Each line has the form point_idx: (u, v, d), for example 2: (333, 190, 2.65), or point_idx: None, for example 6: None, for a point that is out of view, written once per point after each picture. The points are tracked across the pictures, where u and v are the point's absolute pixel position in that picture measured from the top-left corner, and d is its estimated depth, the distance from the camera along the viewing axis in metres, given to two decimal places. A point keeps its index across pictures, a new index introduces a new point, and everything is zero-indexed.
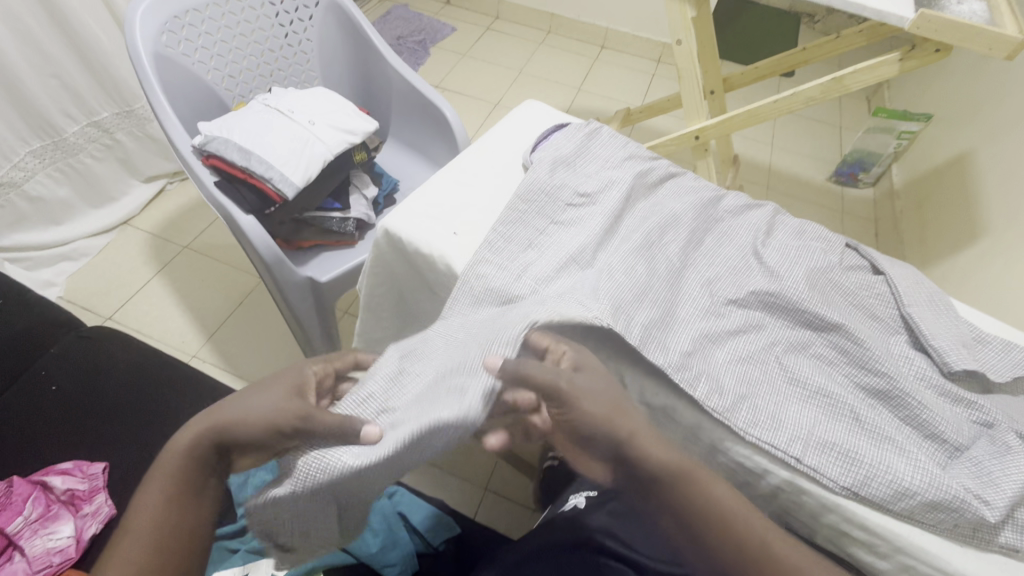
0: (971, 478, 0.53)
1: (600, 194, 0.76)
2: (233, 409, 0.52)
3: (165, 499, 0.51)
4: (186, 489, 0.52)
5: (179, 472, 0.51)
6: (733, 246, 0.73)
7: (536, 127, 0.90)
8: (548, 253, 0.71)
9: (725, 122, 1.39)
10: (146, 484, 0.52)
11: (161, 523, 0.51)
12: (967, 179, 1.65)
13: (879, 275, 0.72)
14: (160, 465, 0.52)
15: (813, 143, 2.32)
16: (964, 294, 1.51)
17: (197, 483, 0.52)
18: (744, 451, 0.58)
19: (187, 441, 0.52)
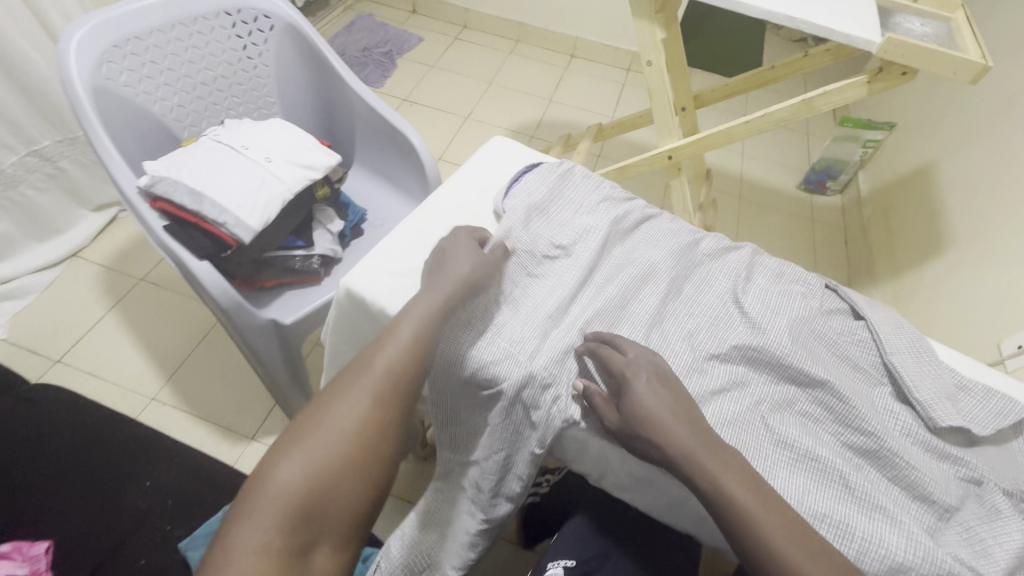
0: (964, 546, 0.52)
1: (577, 242, 0.73)
2: (459, 259, 0.67)
3: (420, 334, 0.62)
4: (431, 334, 0.62)
5: (438, 316, 0.63)
6: (713, 293, 0.71)
7: (505, 166, 0.86)
8: (524, 312, 0.67)
9: (698, 143, 1.38)
10: (406, 317, 0.62)
11: (409, 352, 0.61)
12: (933, 188, 1.68)
13: (860, 318, 0.71)
14: (424, 303, 0.63)
15: (783, 151, 2.34)
16: (931, 303, 1.52)
17: (440, 334, 0.63)
18: None
19: (447, 286, 0.65)
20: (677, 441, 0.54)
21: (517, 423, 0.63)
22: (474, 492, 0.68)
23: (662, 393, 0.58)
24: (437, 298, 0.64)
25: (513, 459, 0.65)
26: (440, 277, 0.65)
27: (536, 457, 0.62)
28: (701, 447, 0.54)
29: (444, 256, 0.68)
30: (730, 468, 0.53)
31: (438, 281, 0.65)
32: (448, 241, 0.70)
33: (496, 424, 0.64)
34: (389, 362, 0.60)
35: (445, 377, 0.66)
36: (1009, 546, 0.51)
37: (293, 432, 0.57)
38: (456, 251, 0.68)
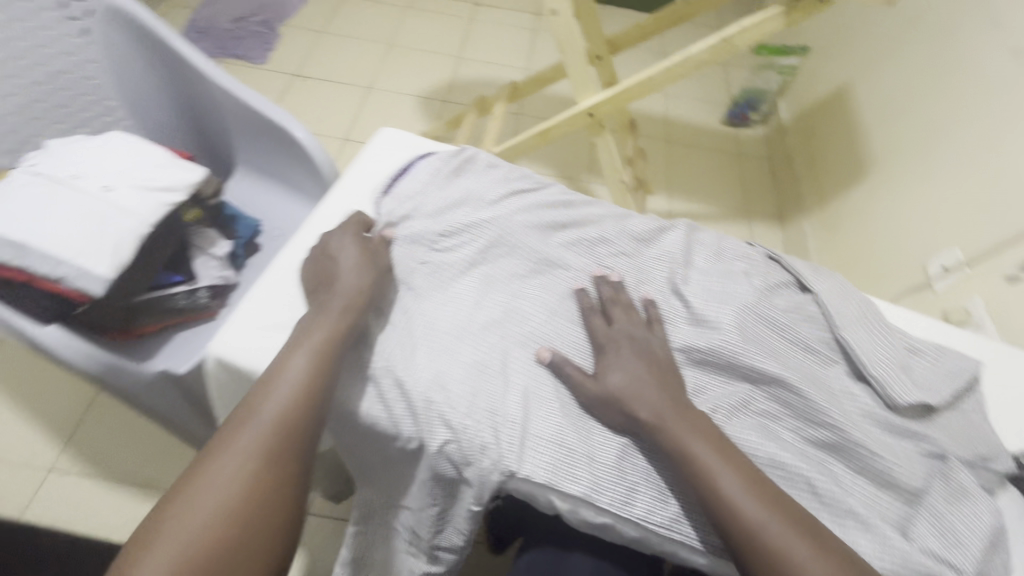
0: (936, 536, 0.49)
1: (459, 234, 0.64)
2: (334, 268, 0.58)
3: (312, 371, 0.51)
4: (324, 363, 0.52)
5: (330, 347, 0.53)
6: (649, 289, 0.63)
7: (390, 168, 0.72)
8: (457, 326, 0.58)
9: (616, 97, 1.28)
10: (291, 354, 0.52)
11: (300, 391, 0.50)
12: (849, 110, 1.68)
13: (807, 292, 0.65)
14: (311, 336, 0.53)
15: (705, 86, 2.27)
16: (860, 225, 1.54)
17: (337, 362, 0.53)
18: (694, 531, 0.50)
19: (339, 305, 0.56)
20: (649, 417, 0.51)
21: (449, 480, 0.53)
22: (409, 536, 0.59)
23: (638, 411, 0.51)
24: (325, 331, 0.54)
25: (451, 512, 0.56)
26: (310, 322, 0.54)
27: (476, 514, 0.53)
28: (679, 421, 0.50)
29: (322, 272, 0.59)
30: (700, 432, 0.50)
31: (328, 304, 0.56)
32: (329, 248, 0.60)
33: (425, 479, 0.54)
34: (276, 408, 0.49)
35: (357, 433, 0.56)
36: (969, 527, 0.49)
37: (153, 517, 0.43)
38: (332, 264, 0.59)
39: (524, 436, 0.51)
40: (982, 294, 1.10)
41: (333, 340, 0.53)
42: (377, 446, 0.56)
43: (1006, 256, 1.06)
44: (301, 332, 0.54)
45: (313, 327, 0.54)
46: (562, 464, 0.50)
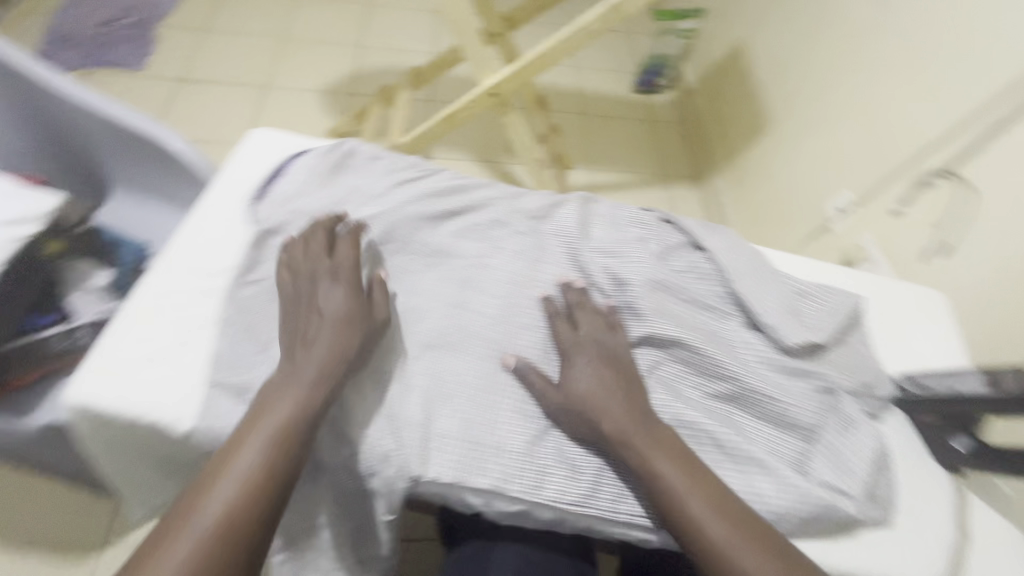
0: (830, 467, 0.52)
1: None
2: (314, 325, 0.50)
3: (268, 461, 0.43)
4: (286, 449, 0.44)
5: (290, 430, 0.44)
6: (549, 267, 0.62)
7: (261, 169, 0.66)
8: None
9: (517, 74, 1.26)
10: (242, 439, 0.44)
11: (250, 482, 0.42)
12: (746, 67, 1.75)
13: (701, 249, 0.66)
14: (268, 416, 0.45)
15: (614, 56, 2.29)
16: (765, 178, 1.60)
17: (303, 446, 0.45)
18: (610, 504, 0.50)
19: (314, 371, 0.48)
20: (612, 429, 0.49)
21: (356, 495, 0.50)
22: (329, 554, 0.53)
23: (600, 424, 0.49)
24: (292, 406, 0.46)
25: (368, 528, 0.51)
26: (270, 396, 0.46)
27: (392, 524, 0.50)
28: (633, 426, 0.49)
29: (301, 328, 0.50)
30: (673, 457, 0.48)
31: (303, 367, 0.48)
32: (314, 284, 0.53)
33: (330, 498, 0.50)
34: (217, 511, 0.40)
35: None
36: (858, 457, 0.53)
37: None
38: (308, 317, 0.51)
39: (427, 438, 0.50)
40: (873, 230, 1.17)
41: (301, 422, 0.45)
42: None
43: (889, 192, 1.13)
44: (260, 408, 0.46)
45: (274, 403, 0.46)
46: (470, 460, 0.49)
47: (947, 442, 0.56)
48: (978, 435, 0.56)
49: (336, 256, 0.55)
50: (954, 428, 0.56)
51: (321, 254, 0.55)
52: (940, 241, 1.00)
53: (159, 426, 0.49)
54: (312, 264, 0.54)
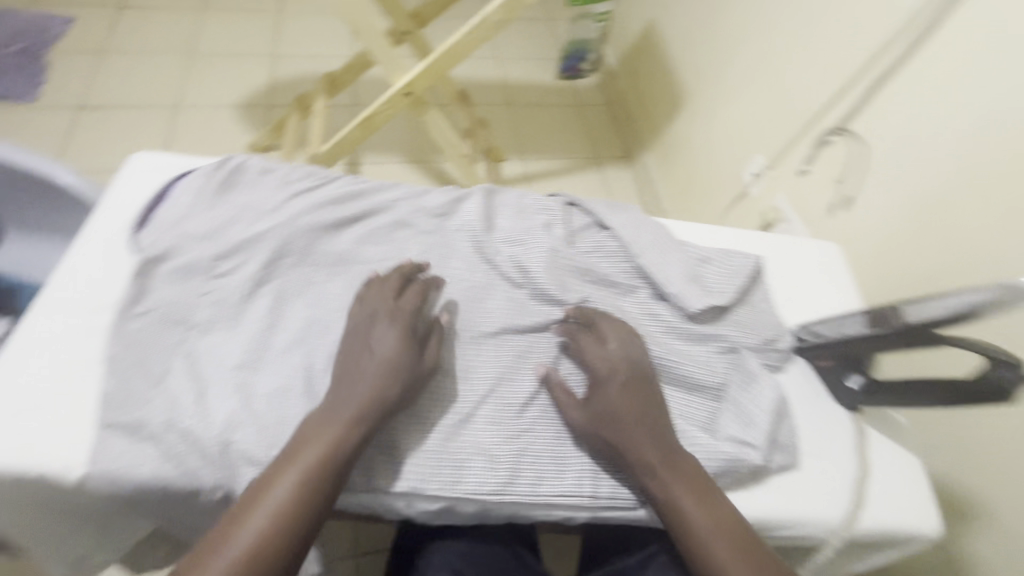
0: (736, 422, 0.55)
1: (232, 256, 0.57)
2: (366, 367, 0.49)
3: (302, 499, 0.43)
4: (317, 486, 0.44)
5: (327, 471, 0.44)
6: (456, 262, 0.62)
7: (144, 195, 0.63)
8: (249, 354, 0.53)
9: (428, 71, 1.24)
10: (280, 471, 0.44)
11: (277, 520, 0.42)
12: (661, 45, 1.79)
13: (605, 228, 0.67)
14: (308, 450, 0.44)
15: (536, 46, 2.30)
16: (687, 151, 1.64)
17: (334, 484, 0.44)
18: (528, 488, 0.51)
19: (355, 410, 0.47)
20: (632, 445, 0.49)
21: None
22: None
23: (622, 438, 0.50)
24: (323, 446, 0.45)
25: None
26: (313, 429, 0.46)
27: None
28: (654, 446, 0.49)
29: (354, 365, 0.49)
30: (695, 491, 0.48)
31: (347, 403, 0.47)
32: (372, 325, 0.52)
33: None
34: (241, 551, 0.40)
35: (157, 508, 0.49)
36: (759, 408, 0.55)
37: None
38: (361, 357, 0.50)
39: None
40: (783, 190, 1.22)
41: (343, 463, 0.45)
42: (176, 510, 0.49)
43: (794, 152, 1.18)
44: (298, 441, 0.45)
45: (313, 438, 0.45)
46: (384, 465, 0.49)
47: (842, 382, 0.60)
48: (869, 372, 0.60)
49: (402, 303, 0.54)
50: (847, 368, 0.60)
51: (388, 295, 0.55)
52: (841, 193, 1.05)
53: (46, 476, 0.46)
54: (376, 303, 0.53)
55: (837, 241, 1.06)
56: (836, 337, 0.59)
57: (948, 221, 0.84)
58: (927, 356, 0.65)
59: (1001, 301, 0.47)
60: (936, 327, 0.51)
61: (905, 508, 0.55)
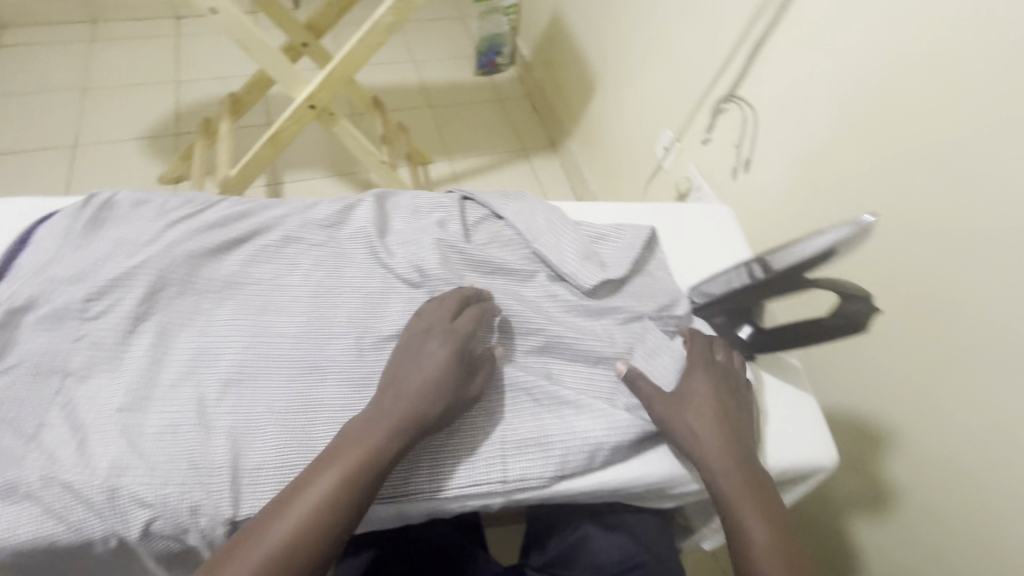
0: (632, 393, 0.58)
1: (107, 293, 0.54)
2: (411, 379, 0.51)
3: (341, 494, 0.45)
4: (356, 484, 0.46)
5: (367, 471, 0.46)
6: (353, 270, 0.62)
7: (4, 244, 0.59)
8: (133, 392, 0.51)
9: (327, 81, 1.22)
10: (324, 466, 0.46)
11: (315, 513, 0.44)
12: (568, 32, 1.82)
13: (501, 218, 0.68)
14: (351, 450, 0.47)
15: (450, 46, 2.30)
16: (605, 133, 1.68)
17: (372, 484, 0.46)
18: (435, 481, 0.51)
19: (399, 416, 0.49)
20: (693, 441, 0.53)
21: (180, 552, 0.48)
22: None
23: (690, 435, 0.54)
24: (364, 448, 0.47)
25: None
26: (358, 431, 0.48)
27: None
28: (722, 443, 0.53)
29: (403, 379, 0.51)
30: (745, 494, 0.51)
31: (395, 412, 0.49)
32: (437, 342, 0.53)
33: (153, 562, 0.48)
34: (275, 544, 0.43)
35: (48, 567, 0.47)
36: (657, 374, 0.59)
37: None
38: (409, 370, 0.52)
39: (237, 474, 0.48)
40: (692, 160, 1.26)
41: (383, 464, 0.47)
42: (73, 564, 0.47)
43: (696, 123, 1.22)
44: (339, 443, 0.48)
45: (352, 441, 0.47)
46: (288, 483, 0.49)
47: (735, 333, 0.63)
48: (758, 321, 0.63)
49: (457, 324, 0.54)
50: (738, 320, 0.63)
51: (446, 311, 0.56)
52: (740, 157, 1.10)
53: None
54: (434, 320, 0.55)
55: (742, 202, 1.10)
56: (722, 291, 0.61)
57: (828, 171, 0.90)
58: (812, 299, 0.75)
59: (846, 238, 0.51)
60: (801, 269, 0.54)
61: (803, 443, 0.59)
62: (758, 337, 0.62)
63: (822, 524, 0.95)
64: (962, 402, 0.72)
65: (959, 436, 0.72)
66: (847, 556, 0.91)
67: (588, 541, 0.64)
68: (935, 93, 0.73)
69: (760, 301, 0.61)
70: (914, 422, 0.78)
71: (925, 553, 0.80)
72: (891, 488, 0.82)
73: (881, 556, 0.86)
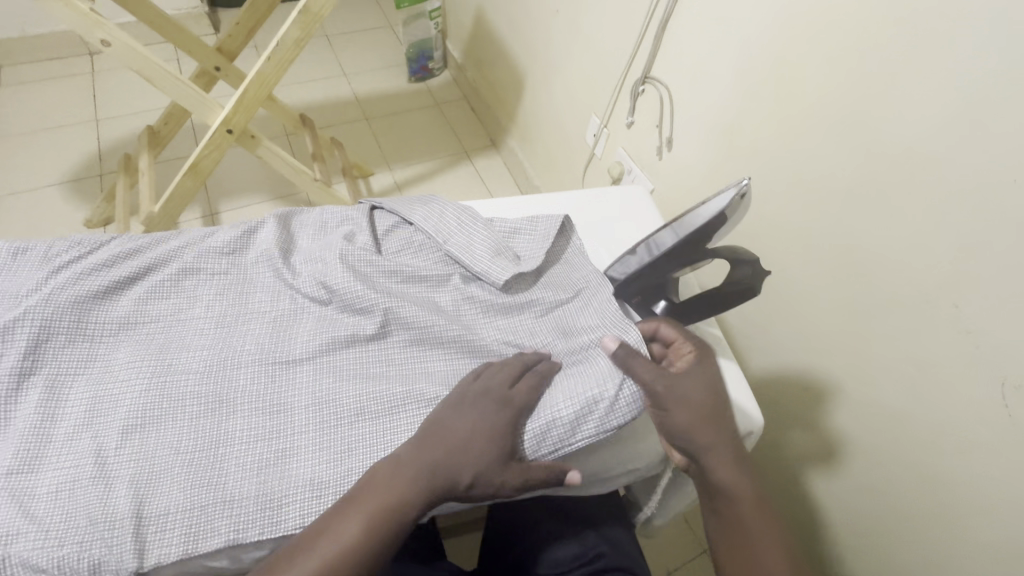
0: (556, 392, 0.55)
1: None
2: (457, 438, 0.50)
3: (360, 546, 0.45)
4: (380, 529, 0.46)
5: (389, 521, 0.46)
6: (258, 296, 0.60)
7: None
8: (21, 449, 0.48)
9: (240, 103, 1.18)
10: (344, 513, 0.46)
11: (340, 560, 0.44)
12: (493, 30, 1.81)
13: (412, 225, 0.67)
14: (374, 497, 0.47)
15: (379, 55, 2.27)
16: (539, 125, 1.68)
17: (396, 532, 0.46)
18: None
19: (434, 473, 0.49)
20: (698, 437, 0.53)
21: None
22: None
23: (686, 424, 0.52)
24: (390, 495, 0.47)
25: None
26: (385, 479, 0.48)
27: None
28: (724, 439, 0.53)
29: (443, 434, 0.50)
30: (744, 490, 0.53)
31: (427, 464, 0.49)
32: (483, 405, 0.52)
33: None
34: None
35: None
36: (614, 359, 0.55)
37: None
38: (455, 426, 0.51)
39: (140, 524, 0.45)
40: (621, 144, 1.27)
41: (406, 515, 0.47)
42: None
43: (620, 107, 1.23)
44: (364, 485, 0.48)
45: (382, 486, 0.47)
46: (197, 527, 0.46)
47: (652, 309, 0.66)
48: (672, 294, 0.66)
49: (515, 392, 0.53)
50: (653, 296, 0.65)
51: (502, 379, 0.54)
52: (662, 136, 1.11)
53: None
54: (493, 386, 0.53)
55: (672, 180, 1.11)
56: (631, 272, 0.63)
57: (742, 140, 0.91)
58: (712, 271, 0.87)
59: (733, 201, 0.53)
60: (701, 235, 0.56)
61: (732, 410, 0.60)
62: (672, 310, 0.66)
63: (781, 481, 0.97)
64: (885, 349, 0.74)
65: (888, 381, 0.75)
66: (806, 510, 0.93)
67: (547, 536, 0.61)
68: (822, 53, 0.74)
69: (669, 275, 0.63)
70: (847, 373, 0.80)
71: (871, 498, 0.82)
72: (835, 440, 0.85)
73: (835, 507, 0.88)
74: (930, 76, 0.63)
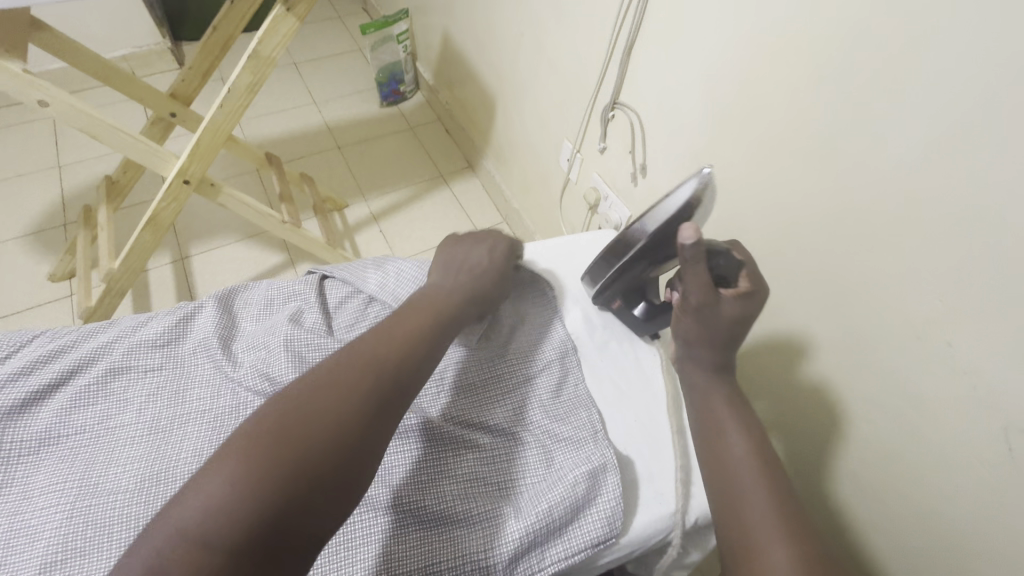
0: (529, 499, 0.52)
1: None
2: (474, 256, 0.64)
3: (422, 323, 0.54)
4: (435, 313, 0.56)
5: (442, 309, 0.57)
6: (195, 392, 0.55)
7: None
8: None
9: (196, 153, 1.13)
10: (409, 308, 0.56)
11: (409, 334, 0.52)
12: (461, 52, 1.77)
13: (365, 294, 0.63)
14: (425, 301, 0.57)
15: (350, 81, 2.22)
16: (514, 148, 1.64)
17: (446, 316, 0.56)
18: None
19: (462, 273, 0.61)
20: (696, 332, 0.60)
21: None
22: None
23: (706, 316, 0.58)
24: (436, 294, 0.58)
25: None
26: (431, 295, 0.58)
27: None
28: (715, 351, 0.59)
29: (460, 257, 0.64)
30: (722, 399, 0.58)
31: (454, 272, 0.62)
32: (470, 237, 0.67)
33: None
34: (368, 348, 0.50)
35: None
36: (581, 473, 0.52)
37: None
38: (473, 252, 0.64)
39: None
40: (595, 170, 1.23)
41: (450, 304, 0.58)
42: None
43: (591, 131, 1.19)
44: (420, 294, 0.59)
45: (431, 295, 0.58)
46: None
47: (631, 313, 0.66)
48: (653, 299, 0.66)
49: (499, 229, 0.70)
50: (632, 300, 0.66)
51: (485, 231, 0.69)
52: (635, 162, 1.07)
53: None
54: (477, 231, 0.68)
55: (649, 205, 1.07)
56: (599, 285, 0.65)
57: None
58: None
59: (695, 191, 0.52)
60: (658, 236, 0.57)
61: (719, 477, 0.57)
62: (651, 314, 0.65)
63: None
64: None
65: None
66: None
67: None
68: None
69: (641, 277, 0.63)
70: (819, 441, 0.74)
71: None
72: None
73: None
74: (872, 110, 0.58)
